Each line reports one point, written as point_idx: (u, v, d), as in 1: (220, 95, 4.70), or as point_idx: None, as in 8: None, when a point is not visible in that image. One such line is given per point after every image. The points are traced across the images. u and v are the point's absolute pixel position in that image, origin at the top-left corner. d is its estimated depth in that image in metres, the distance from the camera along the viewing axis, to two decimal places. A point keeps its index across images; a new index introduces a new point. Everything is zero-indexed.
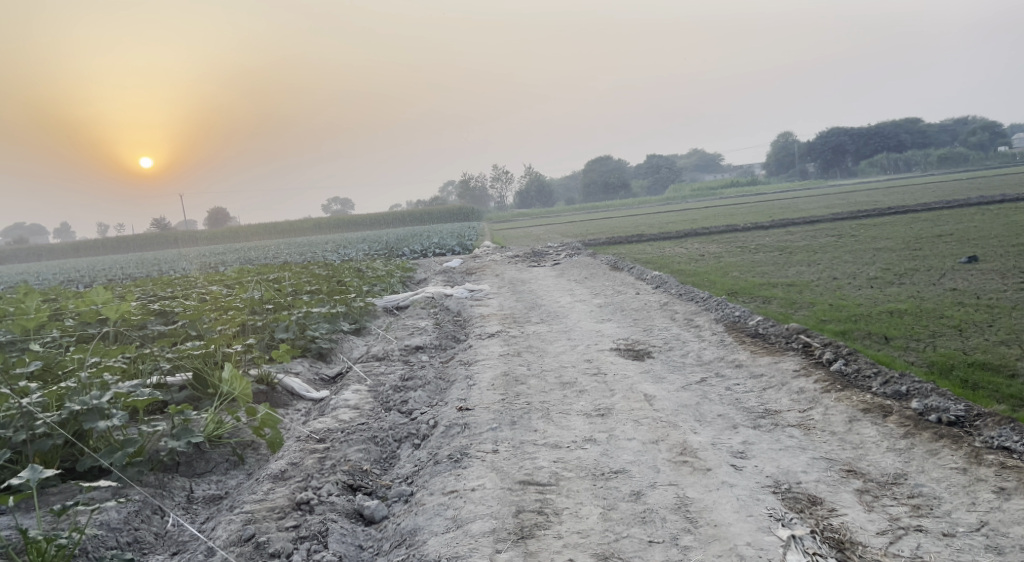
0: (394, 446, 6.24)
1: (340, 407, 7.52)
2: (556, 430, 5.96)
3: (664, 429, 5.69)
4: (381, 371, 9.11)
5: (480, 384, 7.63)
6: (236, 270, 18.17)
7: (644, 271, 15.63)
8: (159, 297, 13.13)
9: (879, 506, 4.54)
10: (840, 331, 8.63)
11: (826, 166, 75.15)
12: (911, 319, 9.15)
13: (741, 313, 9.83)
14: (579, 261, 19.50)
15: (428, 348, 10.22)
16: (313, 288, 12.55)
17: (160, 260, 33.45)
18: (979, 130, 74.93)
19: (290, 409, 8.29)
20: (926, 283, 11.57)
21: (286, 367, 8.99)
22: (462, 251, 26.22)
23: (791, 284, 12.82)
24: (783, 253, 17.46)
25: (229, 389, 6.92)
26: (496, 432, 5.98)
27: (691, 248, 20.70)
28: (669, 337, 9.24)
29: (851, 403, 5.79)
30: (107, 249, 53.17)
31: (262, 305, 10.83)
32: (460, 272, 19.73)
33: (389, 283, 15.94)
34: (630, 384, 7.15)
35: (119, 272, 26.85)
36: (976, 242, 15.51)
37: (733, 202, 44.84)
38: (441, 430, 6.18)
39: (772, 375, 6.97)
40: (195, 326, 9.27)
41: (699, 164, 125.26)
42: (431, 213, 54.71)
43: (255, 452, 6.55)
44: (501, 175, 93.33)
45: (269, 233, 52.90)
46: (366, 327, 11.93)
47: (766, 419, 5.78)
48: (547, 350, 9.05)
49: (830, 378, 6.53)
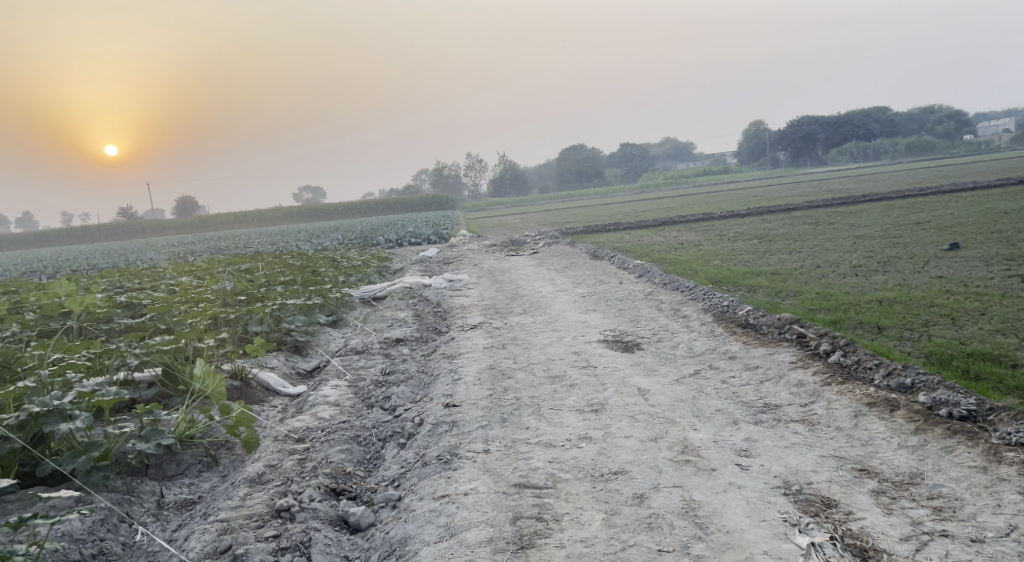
0: (378, 446, 5.95)
1: (318, 404, 7.22)
2: (549, 427, 5.70)
3: (663, 426, 5.45)
4: (361, 365, 8.81)
5: (466, 378, 7.36)
6: (206, 260, 17.74)
7: (625, 260, 15.42)
8: (126, 289, 12.71)
9: (899, 508, 4.34)
10: (832, 320, 8.43)
11: (797, 154, 75.50)
12: (902, 307, 8.98)
13: (729, 302, 9.62)
14: (557, 250, 19.25)
15: (408, 340, 9.94)
16: (287, 279, 12.20)
17: (127, 250, 32.83)
18: (945, 119, 75.72)
19: (267, 405, 7.98)
20: (911, 270, 11.43)
21: (261, 361, 8.66)
22: (439, 240, 25.89)
23: (775, 272, 12.65)
24: (763, 242, 17.33)
25: (201, 386, 6.60)
26: (486, 430, 5.72)
27: (670, 236, 20.53)
28: (656, 328, 9.01)
29: (854, 397, 5.58)
30: (73, 239, 52.22)
31: (235, 296, 10.48)
32: (436, 262, 19.42)
33: (365, 272, 15.60)
34: (622, 378, 6.91)
35: (84, 263, 26.20)
36: (955, 229, 15.46)
37: (706, 191, 44.81)
38: (427, 429, 5.91)
39: (768, 367, 6.75)
40: (164, 320, 8.94)
41: (671, 152, 125.50)
42: (404, 202, 54.27)
43: (230, 453, 6.26)
44: (474, 164, 92.97)
45: (239, 222, 52.17)
46: (343, 319, 11.62)
47: (768, 414, 5.56)
48: (533, 342, 8.79)
49: (829, 370, 6.31)
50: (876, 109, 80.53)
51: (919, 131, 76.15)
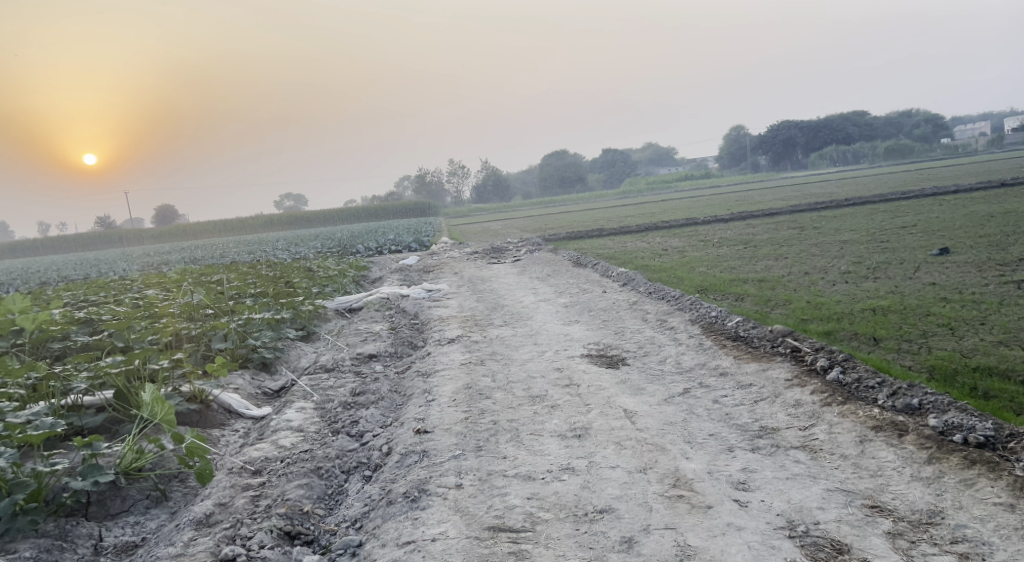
0: (342, 479, 5.56)
1: (281, 429, 6.74)
2: (528, 457, 5.26)
3: (651, 454, 5.03)
4: (330, 385, 8.28)
5: (440, 399, 6.89)
6: (177, 271, 17.18)
7: (608, 268, 14.99)
8: (89, 303, 12.12)
9: (919, 555, 3.95)
10: (825, 331, 8.01)
11: (778, 158, 75.47)
12: (897, 317, 8.55)
13: (717, 313, 9.19)
14: (540, 257, 18.77)
15: (382, 356, 9.48)
16: (257, 291, 11.67)
17: (100, 261, 31.87)
18: (922, 123, 76.09)
19: (229, 429, 7.47)
20: (903, 277, 11.03)
21: (224, 381, 8.17)
22: (419, 248, 25.39)
23: (762, 279, 12.22)
24: (748, 247, 16.92)
25: (151, 413, 6.20)
26: (459, 461, 5.28)
27: (653, 242, 20.10)
28: (642, 341, 8.56)
29: (858, 420, 5.14)
30: (47, 249, 51.27)
31: (200, 310, 9.99)
32: (416, 270, 18.90)
33: (341, 283, 15.05)
34: (607, 398, 6.45)
35: (56, 274, 25.24)
36: (942, 234, 15.11)
37: (687, 196, 44.52)
38: (395, 460, 5.48)
39: (763, 386, 6.30)
40: (122, 337, 8.53)
41: (652, 156, 125.39)
42: (385, 208, 53.56)
43: (182, 486, 5.97)
44: (456, 170, 92.39)
45: (217, 230, 51.21)
46: (316, 332, 11.12)
47: (765, 440, 5.12)
48: (513, 358, 8.31)
49: (828, 389, 5.86)
50: (855, 113, 80.75)
51: (897, 135, 76.37)
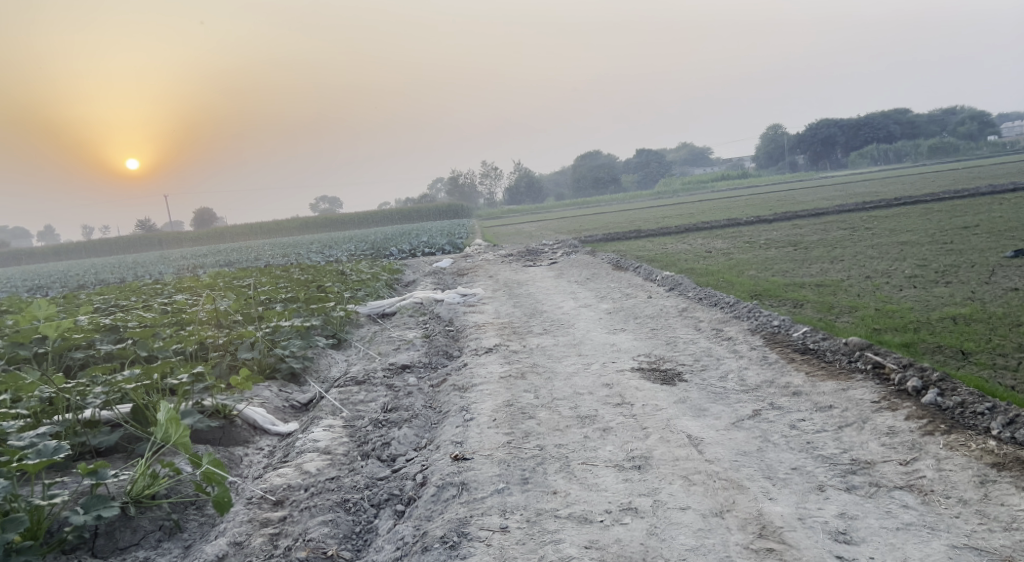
0: (372, 514, 4.96)
1: (306, 451, 6.10)
2: (583, 492, 4.59)
3: (727, 493, 4.40)
4: (361, 400, 7.64)
5: (479, 419, 6.20)
6: (209, 274, 16.71)
7: (652, 271, 14.22)
8: (114, 309, 11.60)
9: None
10: (904, 343, 7.21)
11: (817, 158, 73.90)
12: (983, 327, 7.72)
13: (780, 322, 8.43)
14: (578, 259, 18.05)
15: (416, 366, 8.83)
16: (286, 295, 11.06)
17: (138, 264, 31.64)
18: (968, 120, 73.99)
19: (253, 448, 6.86)
20: (978, 281, 10.17)
21: (248, 395, 7.56)
22: (453, 250, 24.73)
23: (821, 283, 11.39)
24: (799, 249, 16.06)
25: (164, 435, 5.58)
26: (503, 496, 4.63)
27: (696, 244, 19.26)
28: (698, 353, 7.82)
29: (972, 455, 4.56)
30: (88, 252, 51.63)
31: (227, 318, 9.41)
32: (451, 273, 18.27)
33: (374, 288, 14.40)
34: (666, 420, 5.72)
35: (91, 278, 25.00)
36: (1011, 235, 14.15)
37: (725, 196, 43.38)
38: (430, 493, 4.82)
39: (846, 409, 5.55)
40: (146, 346, 7.96)
41: (687, 156, 123.74)
42: (418, 210, 53.15)
43: (198, 515, 5.38)
44: (490, 172, 92.07)
45: (253, 233, 51.11)
46: (347, 339, 10.49)
47: (861, 477, 4.47)
48: (556, 371, 7.59)
49: (926, 414, 5.10)
50: (897, 111, 78.79)
51: (941, 134, 74.33)
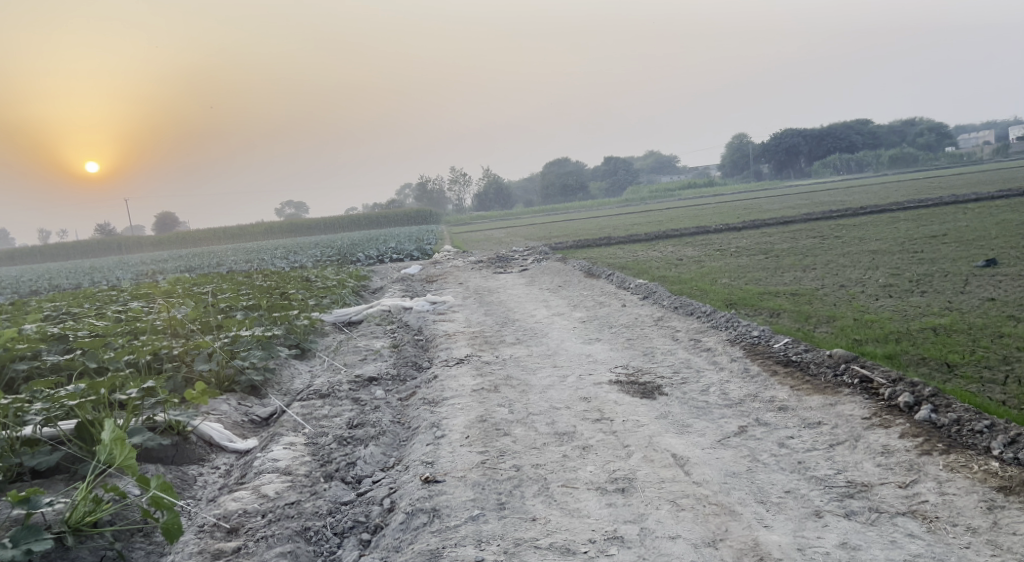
0: (335, 544, 4.77)
1: (265, 471, 5.74)
2: (563, 519, 4.32)
3: (720, 521, 4.18)
4: (325, 415, 7.27)
5: (452, 436, 5.87)
6: (170, 280, 16.17)
7: (625, 279, 13.96)
8: (67, 317, 11.06)
9: None
10: (888, 355, 6.99)
11: (782, 166, 74.46)
12: (965, 338, 7.54)
13: (760, 333, 8.19)
14: (549, 267, 17.74)
15: (383, 379, 8.46)
16: (246, 302, 10.60)
17: (98, 269, 30.69)
18: (928, 131, 75.02)
19: (208, 467, 6.46)
20: (955, 290, 10.03)
21: (204, 410, 7.13)
22: (421, 257, 24.30)
23: (796, 292, 11.19)
24: (770, 258, 15.88)
25: (107, 456, 5.16)
26: (479, 524, 4.35)
27: (667, 251, 19.06)
28: (677, 365, 7.55)
29: (974, 478, 4.36)
30: (45, 256, 50.32)
31: (183, 327, 8.95)
32: (419, 280, 17.86)
33: (340, 295, 13.95)
34: (649, 438, 5.44)
35: (49, 284, 24.20)
36: (981, 244, 14.07)
37: (692, 204, 43.42)
38: (400, 520, 4.51)
39: (836, 426, 5.30)
40: (95, 356, 7.46)
41: (654, 164, 124.31)
42: (386, 215, 52.59)
43: (146, 543, 5.00)
44: (458, 179, 91.65)
45: (216, 238, 50.19)
46: (311, 349, 10.07)
47: (859, 502, 4.26)
48: (531, 384, 7.27)
49: (921, 431, 4.87)
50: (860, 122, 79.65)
51: (903, 144, 75.27)
